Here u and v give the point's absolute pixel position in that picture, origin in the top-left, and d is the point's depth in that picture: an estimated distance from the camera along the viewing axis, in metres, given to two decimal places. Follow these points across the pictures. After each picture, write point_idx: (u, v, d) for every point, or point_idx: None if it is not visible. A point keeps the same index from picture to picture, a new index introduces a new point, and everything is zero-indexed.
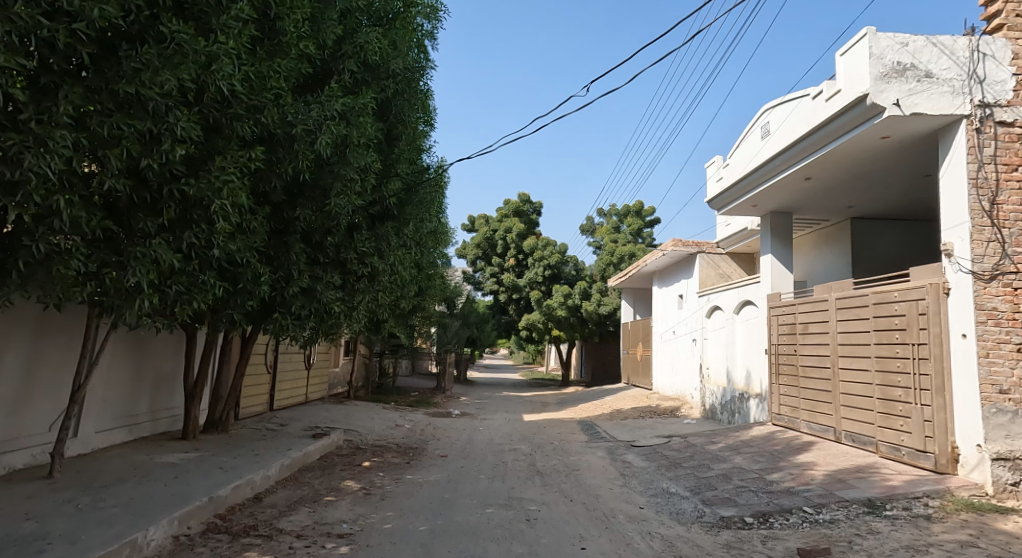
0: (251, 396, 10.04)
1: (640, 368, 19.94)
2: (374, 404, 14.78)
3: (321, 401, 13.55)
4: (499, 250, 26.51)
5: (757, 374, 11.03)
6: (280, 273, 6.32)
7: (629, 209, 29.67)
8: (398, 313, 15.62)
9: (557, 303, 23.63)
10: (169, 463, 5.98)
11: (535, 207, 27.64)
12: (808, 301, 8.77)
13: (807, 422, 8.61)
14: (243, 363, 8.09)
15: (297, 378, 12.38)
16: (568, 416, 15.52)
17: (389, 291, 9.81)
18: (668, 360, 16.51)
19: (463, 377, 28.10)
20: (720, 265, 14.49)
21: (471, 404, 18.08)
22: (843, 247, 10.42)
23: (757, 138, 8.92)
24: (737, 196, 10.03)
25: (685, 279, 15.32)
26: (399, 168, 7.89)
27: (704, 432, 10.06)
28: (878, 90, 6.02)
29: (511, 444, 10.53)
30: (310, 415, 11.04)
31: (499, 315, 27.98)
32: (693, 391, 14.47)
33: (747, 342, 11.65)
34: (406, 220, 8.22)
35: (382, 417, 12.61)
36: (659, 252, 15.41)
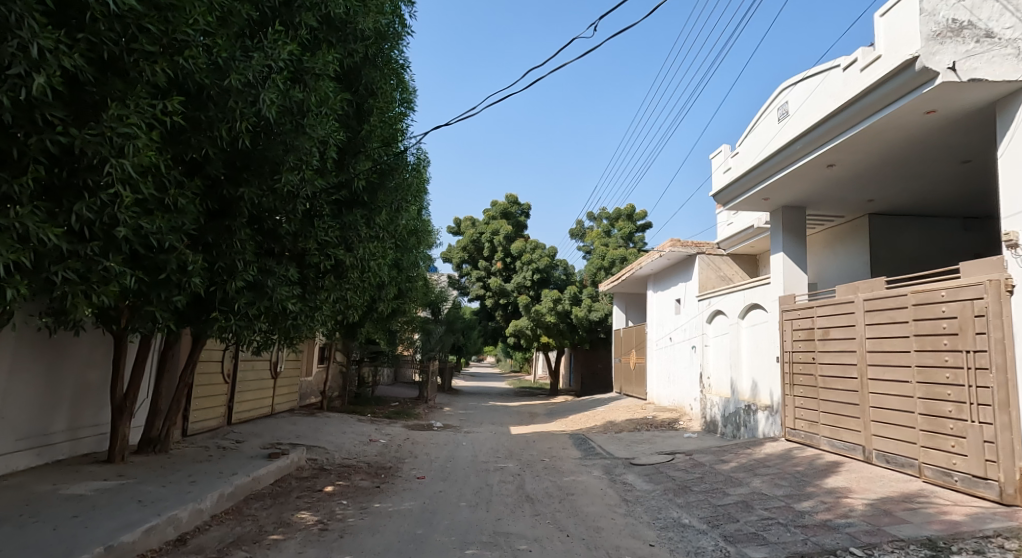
0: (205, 409, 8.90)
1: (633, 377, 19.00)
2: (349, 416, 13.66)
3: (289, 413, 12.41)
4: (486, 253, 25.54)
5: (766, 384, 10.11)
6: (221, 264, 5.25)
7: (620, 213, 28.86)
8: (376, 317, 14.54)
9: (546, 308, 22.68)
10: (75, 496, 4.85)
11: (523, 209, 26.70)
12: (829, 304, 7.87)
13: (830, 439, 7.68)
14: (190, 371, 6.99)
15: (262, 387, 11.25)
16: (559, 428, 14.51)
17: (361, 292, 8.77)
18: (664, 369, 15.61)
19: (448, 387, 26.98)
20: (720, 268, 13.62)
21: (455, 415, 16.99)
22: (859, 245, 9.58)
23: (773, 122, 8.03)
24: (747, 188, 9.11)
25: (684, 282, 14.41)
26: (370, 148, 6.89)
27: (711, 449, 9.09)
28: (930, 52, 5.10)
29: (496, 462, 9.48)
30: (273, 430, 9.92)
31: (485, 321, 26.93)
32: (692, 401, 13.53)
33: (754, 349, 10.73)
34: (378, 208, 7.23)
35: (356, 431, 11.51)
36: (657, 253, 14.51)
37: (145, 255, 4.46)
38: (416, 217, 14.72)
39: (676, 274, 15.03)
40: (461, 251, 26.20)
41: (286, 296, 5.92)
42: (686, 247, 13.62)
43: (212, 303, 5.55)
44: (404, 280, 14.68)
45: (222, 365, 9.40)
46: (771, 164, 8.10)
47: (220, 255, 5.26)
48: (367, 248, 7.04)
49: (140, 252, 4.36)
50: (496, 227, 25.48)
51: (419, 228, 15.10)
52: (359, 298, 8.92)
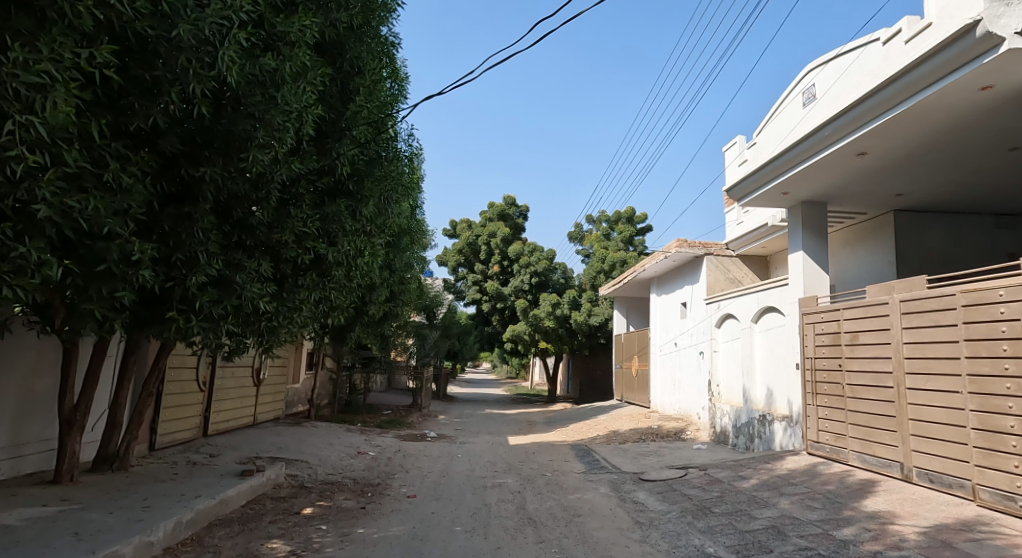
0: (176, 421, 8.17)
1: (634, 384, 18.32)
2: (337, 426, 12.92)
3: (273, 422, 11.65)
4: (482, 256, 24.86)
5: (782, 393, 9.47)
6: (180, 256, 4.52)
7: (620, 216, 28.31)
8: (367, 321, 13.82)
9: (545, 313, 21.90)
10: (1, 528, 4.12)
11: (521, 210, 26.01)
12: (858, 306, 7.23)
13: (860, 454, 7.03)
14: (154, 378, 6.29)
15: (244, 396, 10.51)
16: (559, 439, 13.80)
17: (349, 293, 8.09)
18: (669, 376, 14.95)
19: (443, 394, 26.20)
20: (729, 270, 12.97)
21: (450, 424, 16.25)
22: (882, 244, 8.95)
23: (796, 109, 7.47)
24: (762, 182, 8.51)
25: (690, 284, 13.76)
26: (356, 131, 6.20)
27: (726, 464, 8.40)
28: (996, 15, 4.57)
29: (495, 477, 8.76)
30: (252, 442, 9.17)
31: (481, 326, 26.22)
32: (700, 410, 12.87)
33: (768, 355, 10.10)
34: (365, 198, 6.51)
35: (343, 442, 10.78)
36: (662, 255, 13.85)
37: (83, 241, 3.74)
38: (409, 215, 14.05)
39: (681, 276, 14.37)
40: (456, 254, 25.51)
41: (257, 295, 5.23)
42: (693, 248, 12.94)
43: (167, 301, 4.79)
44: (395, 282, 13.99)
45: (198, 371, 8.68)
46: (793, 154, 7.49)
47: (180, 246, 4.53)
48: (352, 242, 6.37)
49: (70, 237, 3.64)
50: (493, 229, 24.83)
51: (412, 228, 14.43)
52: (345, 299, 8.24)
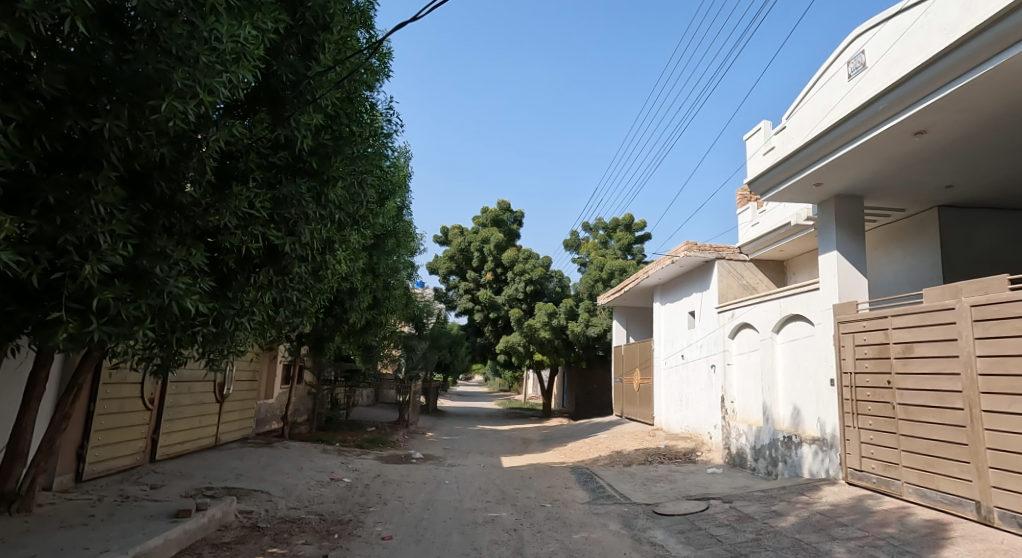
0: (114, 445, 6.97)
1: (636, 399, 17.22)
2: (313, 446, 11.71)
3: (239, 444, 10.45)
4: (475, 264, 23.77)
5: (810, 412, 8.43)
6: (73, 238, 3.40)
7: (618, 222, 27.36)
8: (349, 330, 12.68)
9: (540, 323, 20.89)
10: None
11: (515, 216, 24.95)
12: (914, 312, 6.21)
13: (918, 488, 5.97)
14: (69, 397, 5.12)
15: (204, 413, 9.33)
16: (557, 460, 12.65)
17: (321, 297, 6.96)
18: (676, 391, 13.90)
19: (432, 409, 24.96)
20: (742, 275, 11.94)
21: (438, 443, 15.06)
22: (923, 245, 7.94)
23: (839, 82, 6.50)
24: (792, 172, 7.50)
25: (699, 292, 12.72)
26: (320, 96, 5.11)
27: (754, 496, 7.28)
28: None
29: (487, 510, 7.61)
30: (208, 469, 7.98)
31: (473, 338, 25.08)
32: (712, 429, 11.79)
33: (792, 369, 9.07)
34: (331, 178, 5.42)
35: (317, 466, 9.59)
36: (668, 259, 12.83)
37: None
38: (394, 216, 12.94)
39: (689, 283, 13.34)
40: (447, 261, 24.45)
41: (184, 292, 4.12)
42: (703, 250, 11.90)
43: (56, 297, 3.68)
44: (379, 287, 12.84)
45: (143, 387, 7.51)
46: (836, 134, 6.44)
47: (70, 224, 3.42)
48: (315, 232, 5.26)
49: None
50: (485, 234, 23.75)
51: (398, 229, 13.33)
52: (315, 304, 7.09)
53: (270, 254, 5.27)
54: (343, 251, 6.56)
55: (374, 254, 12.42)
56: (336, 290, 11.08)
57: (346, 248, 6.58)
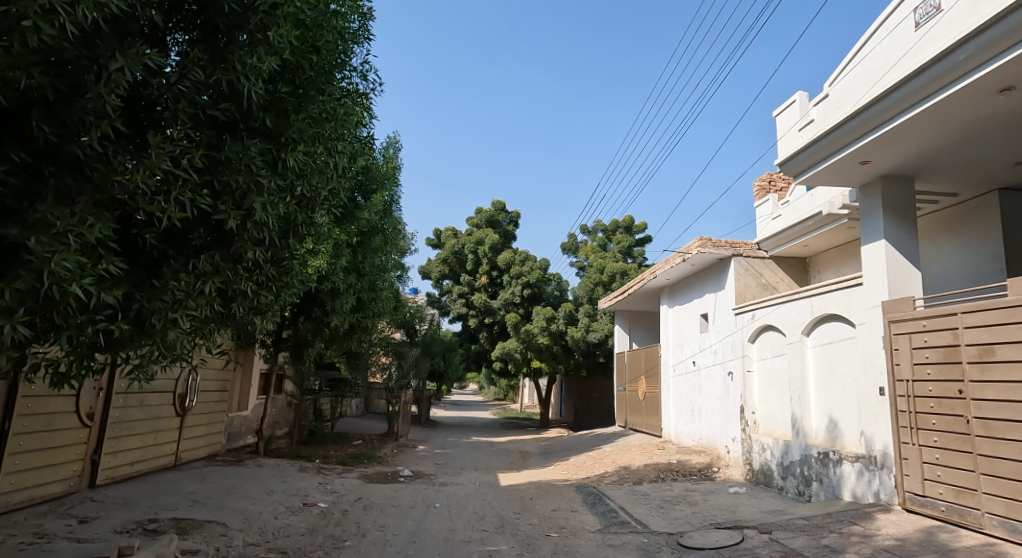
0: (37, 469, 5.86)
1: (642, 408, 16.16)
2: (289, 463, 10.57)
3: (204, 463, 9.34)
4: (469, 267, 22.73)
5: (852, 425, 7.42)
6: None
7: (618, 224, 26.37)
8: (331, 335, 11.59)
9: (538, 328, 19.95)
10: None
11: (511, 217, 23.90)
12: (996, 310, 5.24)
13: (1005, 520, 4.97)
14: None
15: (160, 428, 8.22)
16: (559, 477, 11.58)
17: (287, 293, 5.90)
18: (688, 401, 12.88)
19: (425, 420, 23.78)
20: (761, 274, 10.94)
21: (430, 458, 13.91)
22: (980, 234, 6.99)
23: (906, 34, 5.63)
24: (834, 147, 6.53)
25: (713, 292, 11.71)
26: (271, 33, 4.00)
27: (796, 525, 6.22)
28: None
29: (482, 542, 6.50)
30: (158, 495, 6.87)
31: (467, 344, 23.96)
32: (729, 443, 10.77)
33: (826, 377, 8.06)
34: (292, 142, 4.38)
35: (290, 488, 8.47)
36: (679, 257, 11.93)
37: None
38: (380, 209, 11.92)
39: (701, 283, 12.36)
40: (440, 264, 23.37)
41: (79, 274, 3.07)
42: (718, 247, 10.97)
43: None
44: (364, 288, 11.76)
45: (78, 400, 6.42)
46: (910, 87, 5.45)
47: None
48: (269, 206, 4.24)
49: None
50: (480, 236, 22.71)
51: (385, 226, 12.28)
52: (281, 301, 6.02)
53: (217, 237, 4.40)
54: (310, 235, 5.53)
55: (359, 252, 11.58)
56: (308, 284, 10.06)
57: (314, 232, 5.57)
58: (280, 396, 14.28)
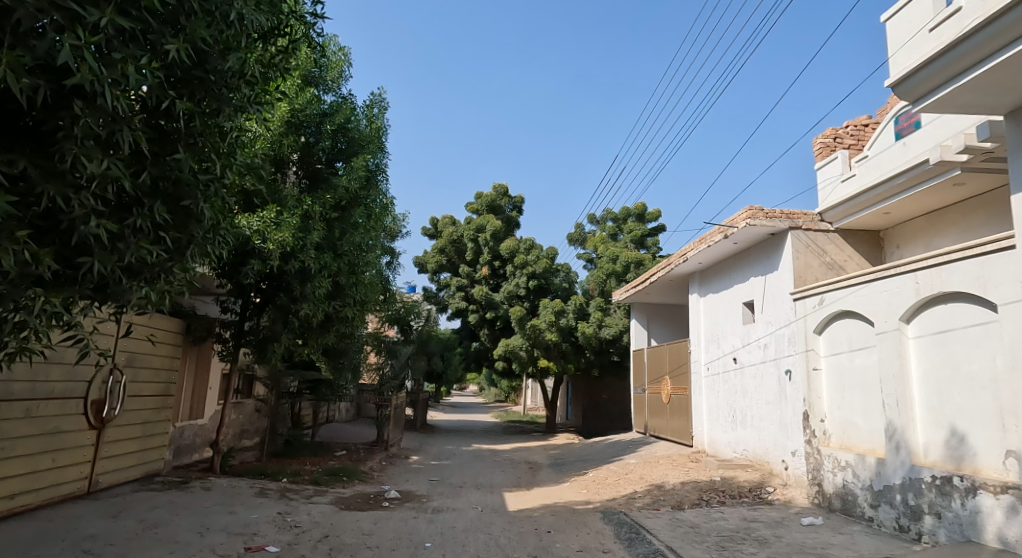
0: None
1: (668, 413, 14.20)
2: (248, 484, 8.61)
3: (134, 488, 7.39)
4: (469, 257, 20.78)
5: (992, 442, 5.49)
6: None
7: (629, 212, 24.35)
8: (302, 327, 9.60)
9: (545, 323, 18.07)
10: None
11: (514, 202, 21.83)
12: None
13: None
14: None
15: (63, 447, 6.26)
16: (578, 497, 9.67)
17: (196, 253, 3.94)
18: (729, 406, 10.92)
19: (421, 425, 21.81)
20: (824, 252, 8.96)
21: (424, 473, 11.94)
22: None
23: None
24: (993, 47, 4.61)
25: (763, 274, 9.80)
26: None
27: None
28: None
29: None
30: (32, 547, 4.90)
31: (467, 342, 22.02)
32: (788, 457, 8.82)
33: (940, 376, 6.12)
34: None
35: (236, 524, 6.47)
36: (719, 233, 10.06)
37: None
38: (361, 177, 10.00)
39: (744, 264, 10.45)
40: (437, 255, 21.42)
41: None
42: (772, 219, 9.00)
43: None
44: (344, 271, 9.74)
45: None
46: None
47: None
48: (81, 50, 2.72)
49: None
50: (481, 222, 20.74)
51: (367, 199, 10.33)
52: (192, 266, 4.10)
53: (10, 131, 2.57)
54: (201, 146, 3.70)
55: (335, 227, 9.63)
56: (268, 261, 8.21)
57: (206, 139, 3.75)
58: (251, 401, 12.35)
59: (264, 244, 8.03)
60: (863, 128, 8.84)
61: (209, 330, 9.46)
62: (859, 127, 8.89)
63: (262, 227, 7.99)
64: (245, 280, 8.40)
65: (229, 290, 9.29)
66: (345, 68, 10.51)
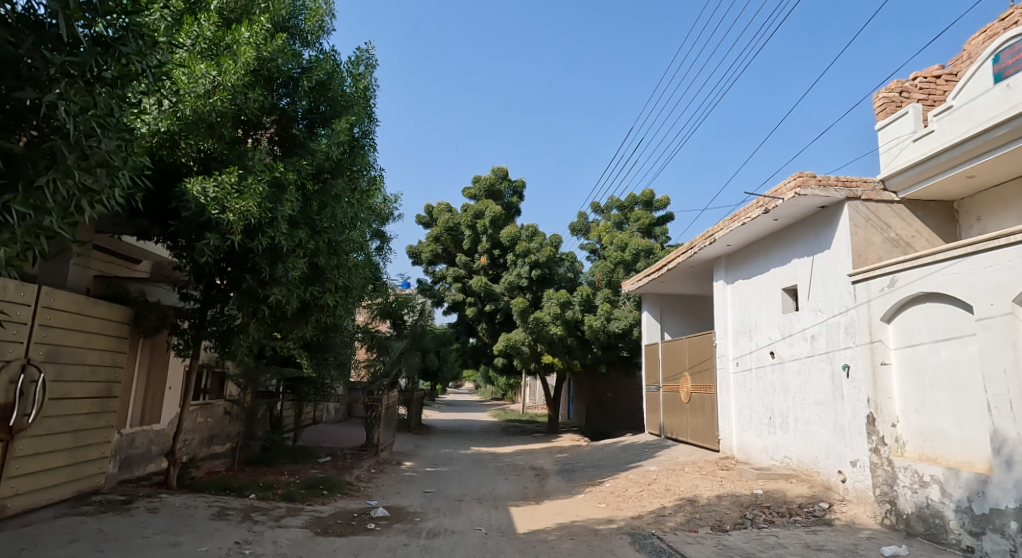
0: None
1: (687, 413, 12.89)
2: (206, 503, 7.21)
3: (58, 513, 5.99)
4: (466, 245, 19.39)
5: None
6: None
7: (636, 199, 23.11)
8: (275, 316, 8.24)
9: (549, 316, 16.79)
10: None
11: (516, 187, 20.39)
12: None
13: None
14: None
15: None
16: (598, 513, 8.32)
17: (67, 191, 3.26)
18: (767, 407, 9.60)
19: (415, 425, 20.44)
20: (888, 227, 7.60)
21: (417, 482, 10.57)
22: None
23: None
24: None
25: (811, 254, 8.48)
26: None
27: None
28: None
29: None
30: None
31: (464, 337, 20.69)
32: (845, 468, 7.54)
33: None
34: None
35: None
36: (759, 208, 8.76)
37: None
38: (345, 142, 8.57)
39: (785, 244, 9.15)
40: (432, 244, 20.00)
41: None
42: (826, 188, 7.67)
43: None
44: (322, 251, 8.26)
45: None
46: None
47: None
48: None
49: None
50: (479, 208, 19.35)
51: (351, 167, 8.87)
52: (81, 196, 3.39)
53: None
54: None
55: (314, 200, 8.25)
56: (229, 238, 6.80)
57: (70, 15, 3.13)
58: (220, 401, 10.93)
59: (222, 215, 6.65)
60: (935, 80, 7.53)
61: (162, 319, 8.02)
62: (930, 79, 7.58)
63: (220, 193, 6.64)
64: (201, 261, 6.97)
65: (187, 272, 7.88)
66: (328, 17, 9.05)
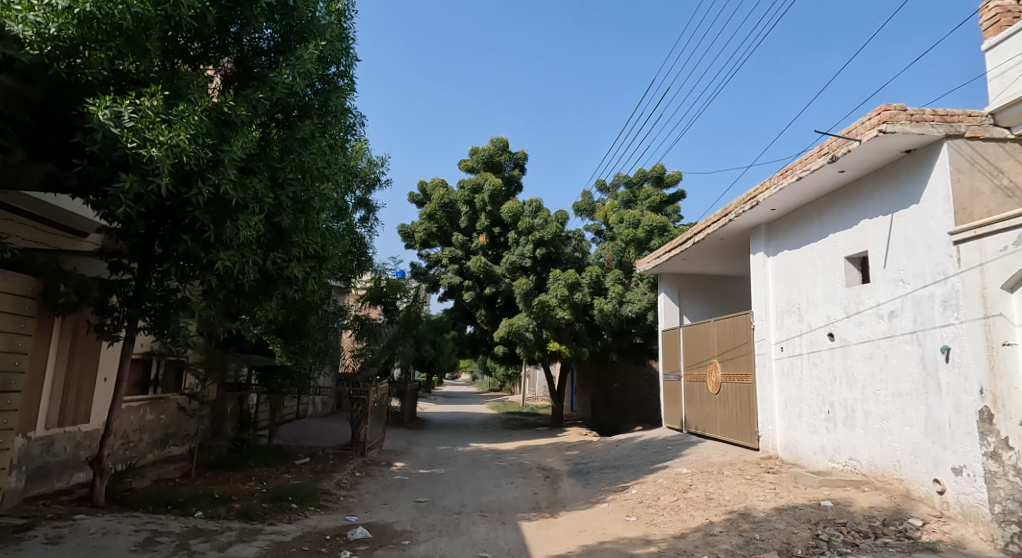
0: None
1: (715, 406, 11.36)
2: (133, 527, 5.59)
3: None
4: (463, 223, 17.77)
5: None
6: None
7: (645, 175, 21.50)
8: (227, 289, 6.62)
9: (556, 299, 15.29)
10: None
11: (516, 159, 18.72)
12: None
13: None
14: None
15: None
16: (629, 530, 6.77)
17: None
18: (824, 399, 8.06)
19: (409, 419, 18.86)
20: (999, 172, 6.04)
21: (409, 488, 9.00)
22: None
23: None
24: None
25: (891, 212, 6.88)
26: None
27: None
28: None
29: None
30: None
31: (461, 325, 19.07)
32: (944, 476, 5.99)
33: None
34: None
35: None
36: (823, 157, 7.17)
37: None
38: (314, 76, 6.91)
39: (852, 203, 7.58)
40: (425, 223, 18.31)
41: None
42: (922, 123, 6.06)
43: None
44: (287, 208, 6.60)
45: None
46: None
47: None
48: None
49: None
50: (477, 182, 17.72)
51: (323, 109, 7.21)
52: None
53: None
54: None
55: (275, 145, 6.62)
56: (154, 182, 5.12)
57: None
58: (175, 395, 9.29)
59: (141, 149, 5.01)
60: None
61: (83, 294, 6.40)
62: None
63: (139, 121, 4.99)
64: (118, 214, 5.29)
65: (111, 233, 6.22)
66: None
